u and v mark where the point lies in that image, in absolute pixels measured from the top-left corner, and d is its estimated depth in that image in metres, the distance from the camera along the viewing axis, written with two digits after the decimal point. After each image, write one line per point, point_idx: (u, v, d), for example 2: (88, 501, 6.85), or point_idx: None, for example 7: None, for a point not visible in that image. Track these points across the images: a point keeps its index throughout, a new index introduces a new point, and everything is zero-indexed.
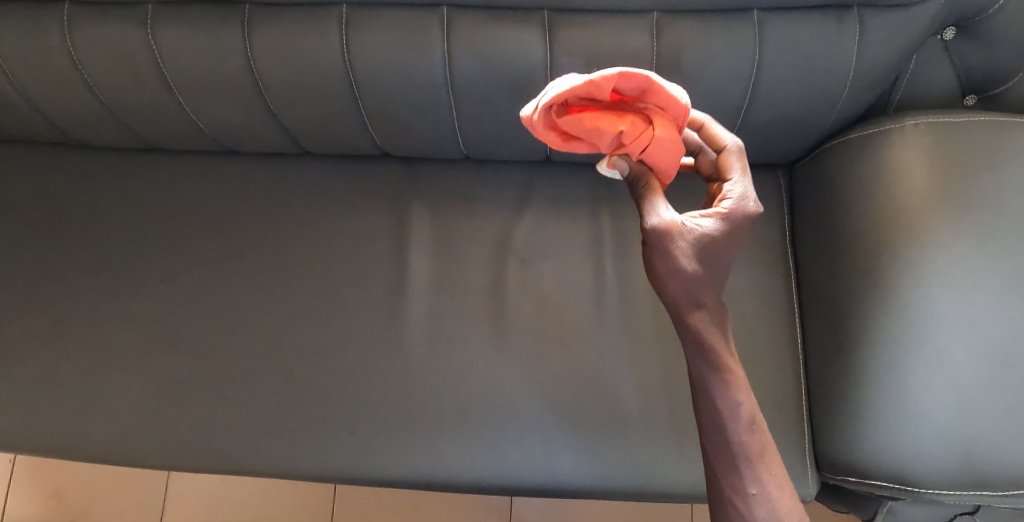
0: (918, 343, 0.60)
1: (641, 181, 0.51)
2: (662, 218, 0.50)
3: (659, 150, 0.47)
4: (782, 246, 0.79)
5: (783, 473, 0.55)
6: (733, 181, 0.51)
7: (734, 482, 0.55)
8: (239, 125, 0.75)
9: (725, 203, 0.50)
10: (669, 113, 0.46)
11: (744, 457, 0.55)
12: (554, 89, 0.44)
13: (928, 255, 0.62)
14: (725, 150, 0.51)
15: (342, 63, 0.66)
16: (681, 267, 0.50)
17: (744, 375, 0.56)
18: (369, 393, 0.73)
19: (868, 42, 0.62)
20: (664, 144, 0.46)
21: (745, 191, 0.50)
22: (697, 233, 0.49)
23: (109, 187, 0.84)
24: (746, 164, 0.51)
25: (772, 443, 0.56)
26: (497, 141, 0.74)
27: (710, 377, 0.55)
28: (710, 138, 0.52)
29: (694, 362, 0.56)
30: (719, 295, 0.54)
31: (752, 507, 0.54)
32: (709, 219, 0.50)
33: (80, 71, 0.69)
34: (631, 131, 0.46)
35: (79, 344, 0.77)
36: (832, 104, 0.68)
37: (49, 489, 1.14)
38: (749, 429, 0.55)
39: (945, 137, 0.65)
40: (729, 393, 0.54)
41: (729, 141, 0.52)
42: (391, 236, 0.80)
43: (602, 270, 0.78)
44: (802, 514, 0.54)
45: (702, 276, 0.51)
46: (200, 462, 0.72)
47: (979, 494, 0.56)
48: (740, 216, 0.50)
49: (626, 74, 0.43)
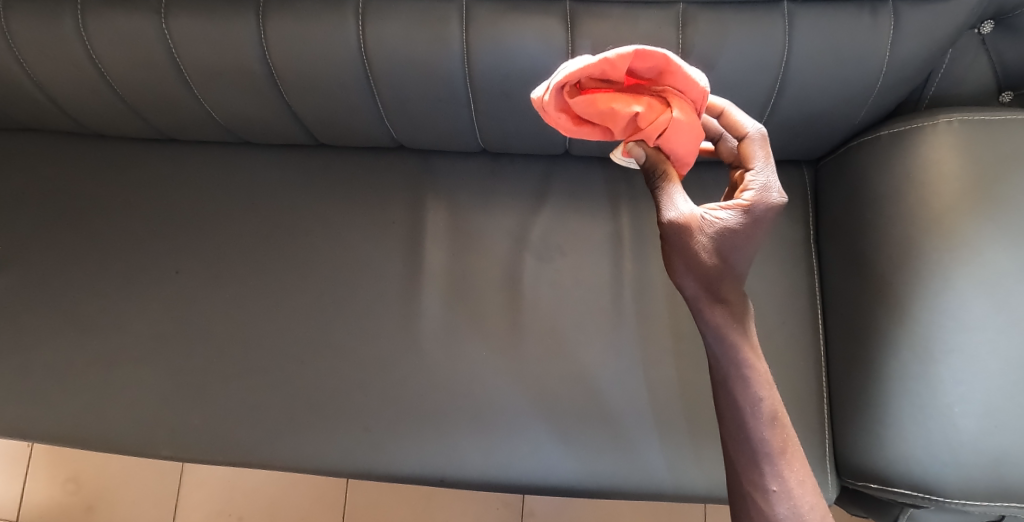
0: (947, 348, 0.59)
1: (658, 170, 0.49)
2: (680, 212, 0.49)
3: (676, 135, 0.45)
4: (807, 245, 0.78)
5: (805, 469, 0.54)
6: (755, 170, 0.49)
7: (754, 478, 0.54)
8: (254, 117, 0.74)
9: (746, 195, 0.48)
10: (687, 96, 0.45)
11: (766, 452, 0.54)
12: (567, 68, 0.43)
13: (959, 258, 0.60)
14: (747, 138, 0.49)
15: (358, 54, 0.64)
16: (700, 262, 0.50)
17: (767, 370, 0.55)
18: (383, 387, 0.73)
19: (903, 35, 0.60)
20: (681, 128, 0.44)
21: (768, 181, 0.48)
22: (716, 227, 0.48)
23: (124, 177, 0.84)
24: (770, 151, 0.49)
25: (794, 439, 0.55)
26: (515, 134, 0.73)
27: (732, 372, 0.54)
28: (730, 125, 0.49)
29: (716, 356, 0.55)
30: (742, 286, 0.53)
31: (773, 505, 0.53)
32: (729, 211, 0.49)
33: (94, 61, 0.68)
34: (648, 113, 0.44)
35: (95, 333, 0.77)
36: (863, 101, 0.66)
37: (67, 474, 1.15)
38: (771, 424, 0.54)
39: (979, 136, 0.62)
40: (750, 390, 0.54)
41: (751, 127, 0.49)
42: (406, 230, 0.79)
43: (621, 267, 0.77)
44: (824, 511, 0.53)
45: (723, 269, 0.50)
46: (213, 455, 0.72)
47: (1006, 505, 0.55)
48: (763, 207, 0.48)
49: (642, 53, 0.42)
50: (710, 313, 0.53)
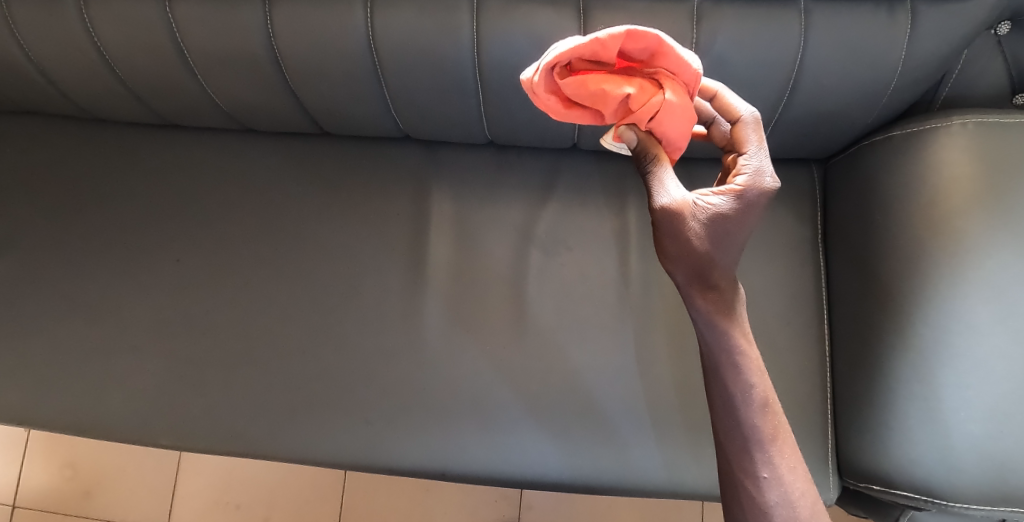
0: (953, 351, 0.59)
1: (648, 155, 0.47)
2: (673, 198, 0.47)
3: (668, 118, 0.44)
4: (814, 245, 0.77)
5: (796, 457, 0.54)
6: (748, 154, 0.47)
7: (745, 465, 0.54)
8: (258, 105, 0.73)
9: (739, 180, 0.47)
10: (679, 79, 0.44)
11: (756, 439, 0.53)
12: (558, 49, 0.42)
13: (967, 261, 0.59)
14: (740, 121, 0.47)
15: (366, 43, 0.63)
16: (692, 248, 0.48)
17: (760, 357, 0.54)
18: (385, 380, 0.72)
19: (920, 35, 0.59)
20: (674, 110, 0.43)
21: (761, 164, 0.47)
22: (708, 212, 0.47)
23: (124, 162, 0.82)
24: (763, 136, 0.47)
25: (786, 426, 0.55)
26: (524, 127, 0.72)
27: (724, 359, 0.53)
28: (723, 108, 0.48)
29: (707, 343, 0.54)
30: (733, 271, 0.52)
31: (764, 491, 0.53)
32: (721, 196, 0.47)
33: (96, 46, 0.67)
34: (640, 95, 0.43)
35: (94, 321, 0.76)
36: (876, 101, 0.65)
37: (64, 459, 1.15)
38: (762, 410, 0.54)
39: (992, 139, 0.61)
40: (742, 376, 0.53)
41: (745, 111, 0.48)
42: (411, 221, 0.79)
43: (627, 263, 0.76)
44: (814, 496, 0.53)
45: (716, 255, 0.49)
46: (213, 445, 0.71)
47: (1008, 510, 0.55)
48: (756, 192, 0.47)
49: (634, 34, 0.42)
50: (700, 302, 0.52)
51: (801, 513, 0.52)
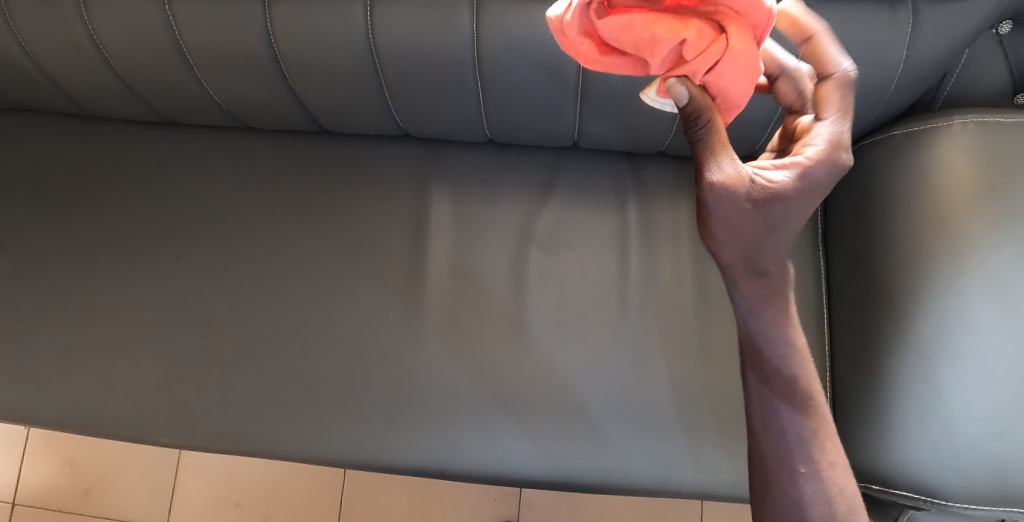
0: (955, 351, 0.58)
1: (702, 117, 0.40)
2: (726, 173, 0.42)
3: (728, 70, 0.36)
4: (813, 245, 0.77)
5: (837, 452, 0.54)
6: (828, 120, 0.45)
7: (782, 458, 0.54)
8: (258, 103, 0.73)
9: (810, 151, 0.45)
10: (746, 19, 0.35)
11: (796, 433, 0.54)
12: None
13: (969, 259, 0.59)
14: (833, 76, 0.45)
15: (366, 42, 0.63)
16: (740, 229, 0.45)
17: (806, 350, 0.55)
18: (384, 379, 0.72)
19: (922, 33, 0.59)
20: (736, 60, 0.36)
21: (840, 134, 0.45)
22: (762, 186, 0.43)
23: (124, 161, 0.82)
24: (850, 101, 0.46)
25: (829, 422, 0.55)
26: (524, 125, 0.72)
27: (765, 348, 0.54)
28: (815, 54, 0.46)
29: (749, 331, 0.54)
30: (782, 257, 0.51)
31: (800, 485, 0.53)
32: (783, 172, 0.44)
33: (93, 41, 0.67)
34: (695, 42, 0.35)
35: (91, 319, 0.76)
36: (878, 99, 0.65)
37: (64, 456, 1.15)
38: (804, 404, 0.55)
39: (993, 140, 0.62)
40: (786, 367, 0.54)
41: (839, 65, 0.46)
42: (410, 220, 0.78)
43: (627, 262, 0.76)
44: (853, 492, 0.53)
45: (767, 241, 0.47)
46: (211, 443, 0.71)
47: (1008, 510, 0.54)
48: (824, 167, 0.44)
49: None
50: (745, 287, 0.51)
51: (838, 511, 0.52)
